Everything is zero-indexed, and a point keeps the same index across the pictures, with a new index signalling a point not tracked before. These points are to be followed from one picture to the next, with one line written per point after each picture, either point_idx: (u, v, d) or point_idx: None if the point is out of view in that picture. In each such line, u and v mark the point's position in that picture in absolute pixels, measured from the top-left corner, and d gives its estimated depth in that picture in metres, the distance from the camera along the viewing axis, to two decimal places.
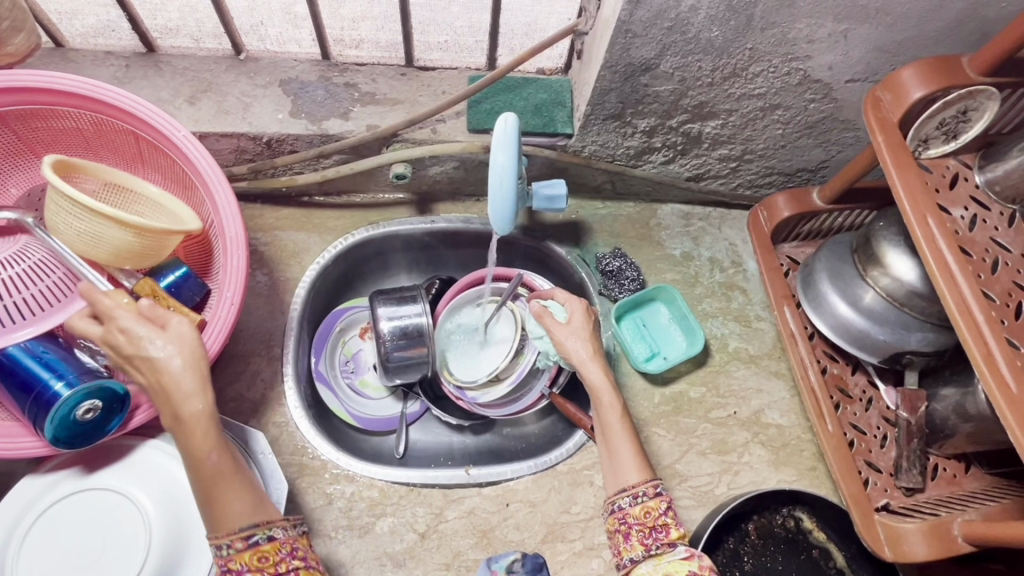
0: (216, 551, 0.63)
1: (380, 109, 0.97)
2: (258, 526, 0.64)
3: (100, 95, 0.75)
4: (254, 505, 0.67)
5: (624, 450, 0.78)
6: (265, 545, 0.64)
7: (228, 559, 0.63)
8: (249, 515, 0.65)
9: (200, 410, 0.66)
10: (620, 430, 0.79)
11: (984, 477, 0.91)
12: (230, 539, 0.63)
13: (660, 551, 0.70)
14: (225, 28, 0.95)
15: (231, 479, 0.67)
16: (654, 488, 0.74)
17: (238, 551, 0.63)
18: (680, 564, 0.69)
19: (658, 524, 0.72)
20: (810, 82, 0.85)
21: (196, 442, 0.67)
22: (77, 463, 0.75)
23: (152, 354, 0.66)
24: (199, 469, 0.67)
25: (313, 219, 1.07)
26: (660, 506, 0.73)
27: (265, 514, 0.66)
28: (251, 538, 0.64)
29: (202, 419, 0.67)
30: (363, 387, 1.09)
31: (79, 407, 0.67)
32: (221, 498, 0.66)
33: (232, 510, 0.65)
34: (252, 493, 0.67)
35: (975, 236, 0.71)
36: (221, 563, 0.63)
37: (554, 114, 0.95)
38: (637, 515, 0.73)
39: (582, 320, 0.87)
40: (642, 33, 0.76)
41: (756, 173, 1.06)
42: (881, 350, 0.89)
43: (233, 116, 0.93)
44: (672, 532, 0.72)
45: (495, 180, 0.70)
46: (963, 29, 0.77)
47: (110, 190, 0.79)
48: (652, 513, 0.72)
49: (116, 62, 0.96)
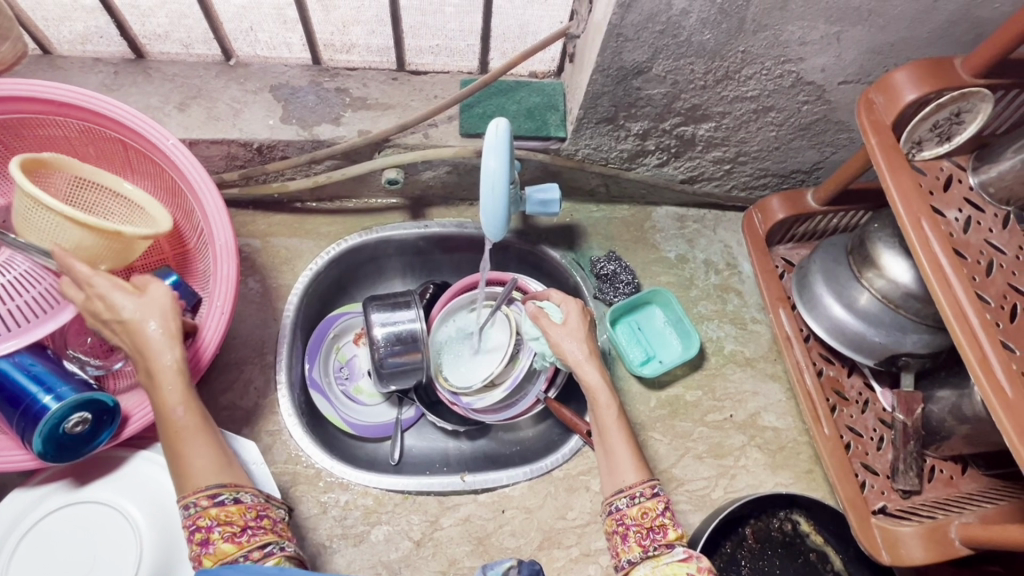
0: (183, 510, 0.63)
1: (372, 114, 0.96)
2: (224, 487, 0.65)
3: (90, 104, 0.75)
4: (220, 466, 0.67)
5: (620, 451, 0.78)
6: (231, 506, 0.64)
7: (196, 517, 0.63)
8: (214, 474, 0.66)
9: (170, 365, 0.68)
10: (617, 431, 0.79)
11: (981, 478, 0.91)
12: (196, 497, 0.64)
13: (658, 552, 0.70)
14: (214, 34, 0.95)
15: (198, 437, 0.68)
16: (651, 489, 0.74)
17: (205, 508, 0.63)
18: (679, 567, 0.68)
19: (656, 525, 0.72)
20: (803, 84, 0.85)
21: (165, 396, 0.68)
22: (69, 475, 0.75)
23: (130, 317, 0.68)
24: (168, 424, 0.68)
25: (305, 224, 1.06)
26: (657, 507, 0.72)
27: (229, 474, 0.67)
28: (217, 497, 0.64)
29: (173, 376, 0.69)
30: (358, 394, 1.09)
31: (68, 420, 0.66)
32: (186, 454, 0.67)
33: (198, 468, 0.66)
34: (218, 452, 0.68)
35: (969, 238, 0.71)
36: (189, 521, 0.63)
37: (547, 118, 0.95)
38: (634, 514, 0.73)
39: (579, 323, 0.87)
40: (634, 37, 0.76)
41: (750, 175, 1.06)
42: (877, 352, 0.89)
43: (223, 122, 0.92)
44: (670, 533, 0.71)
45: (486, 186, 0.69)
46: (956, 30, 0.76)
47: (82, 186, 0.77)
48: (649, 514, 0.72)
49: (106, 68, 0.95)
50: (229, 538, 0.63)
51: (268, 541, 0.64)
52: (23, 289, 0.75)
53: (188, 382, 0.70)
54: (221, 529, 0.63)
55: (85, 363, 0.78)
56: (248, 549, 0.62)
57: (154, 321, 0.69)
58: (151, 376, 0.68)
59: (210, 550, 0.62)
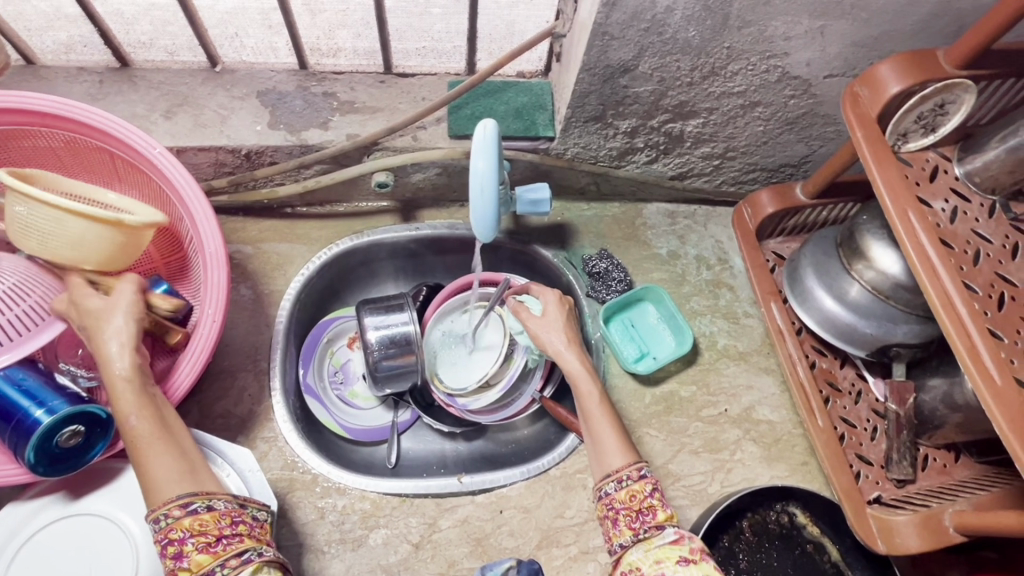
0: (153, 524, 0.62)
1: (360, 118, 0.96)
2: (194, 495, 0.64)
3: (87, 118, 0.75)
4: (185, 474, 0.66)
5: (607, 436, 0.78)
6: (205, 514, 0.64)
7: (167, 530, 0.62)
8: (180, 483, 0.65)
9: (122, 373, 0.68)
10: (603, 419, 0.80)
11: (974, 465, 0.91)
12: (167, 508, 0.62)
13: (649, 534, 0.69)
14: (199, 41, 0.94)
15: (157, 444, 0.66)
16: (638, 471, 0.74)
17: (177, 519, 0.62)
18: (671, 549, 0.67)
19: (644, 507, 0.71)
20: (788, 79, 0.85)
21: (121, 406, 0.68)
22: (63, 487, 0.74)
23: (94, 318, 0.70)
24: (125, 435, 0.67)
25: (297, 229, 1.06)
26: (645, 489, 0.72)
27: (195, 481, 0.66)
28: (190, 506, 0.63)
29: (128, 384, 0.68)
30: (353, 398, 1.09)
31: (62, 433, 0.66)
32: (146, 463, 0.65)
33: (161, 477, 0.65)
34: (182, 460, 0.67)
35: (956, 228, 0.72)
36: (160, 535, 0.61)
37: (535, 117, 0.95)
38: (623, 498, 0.72)
39: (558, 316, 0.89)
40: (619, 35, 0.76)
41: (740, 170, 1.06)
42: (868, 343, 0.90)
43: (210, 129, 0.92)
44: (659, 513, 0.71)
45: (475, 187, 0.69)
46: (939, 22, 0.77)
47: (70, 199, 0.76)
48: (637, 496, 0.72)
49: (90, 77, 0.94)
50: (203, 548, 0.61)
51: (246, 548, 0.63)
52: (19, 298, 0.72)
53: (145, 392, 0.69)
54: (195, 540, 0.62)
55: (76, 375, 0.77)
56: (225, 558, 0.61)
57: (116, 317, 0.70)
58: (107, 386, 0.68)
59: (184, 564, 0.60)
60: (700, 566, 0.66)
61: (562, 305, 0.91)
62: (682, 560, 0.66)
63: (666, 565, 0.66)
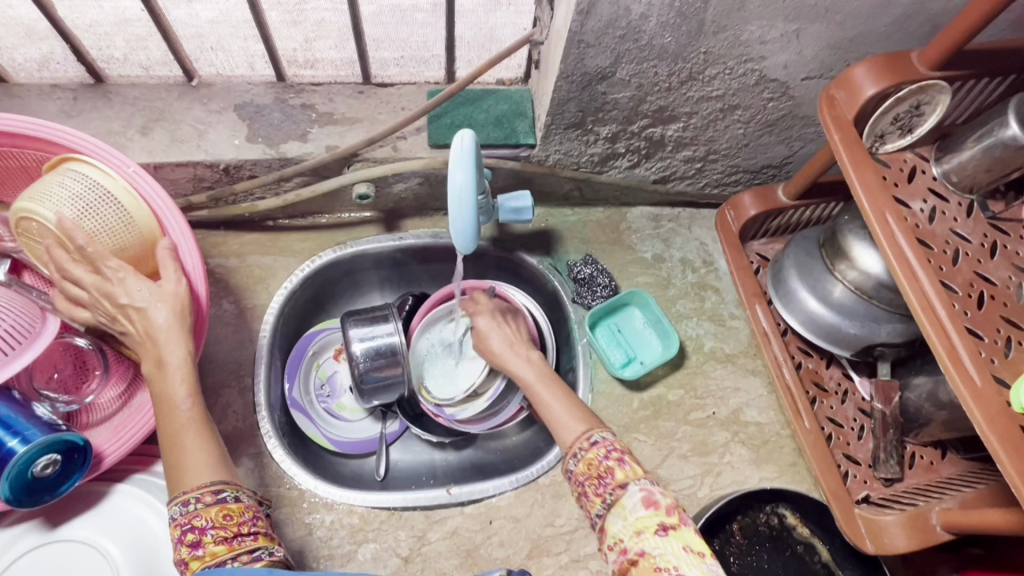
0: (183, 506, 0.62)
1: (339, 129, 0.96)
2: (226, 484, 0.65)
3: (66, 139, 0.74)
4: (216, 463, 0.67)
5: (563, 413, 0.79)
6: (231, 504, 0.64)
7: (192, 516, 0.62)
8: (211, 471, 0.66)
9: (181, 357, 0.70)
10: (556, 401, 0.81)
11: (961, 462, 0.91)
12: (200, 492, 0.63)
13: (615, 497, 0.68)
14: (174, 55, 0.93)
15: (199, 432, 0.68)
16: (588, 441, 0.73)
17: (205, 505, 0.63)
18: (648, 518, 0.66)
19: (603, 472, 0.70)
20: (766, 82, 0.85)
21: (170, 389, 0.69)
22: (41, 514, 0.73)
23: (144, 300, 0.69)
24: (174, 417, 0.68)
25: (279, 242, 1.05)
26: (599, 454, 0.72)
27: (227, 472, 0.67)
28: (221, 495, 0.64)
29: (181, 369, 0.70)
30: (340, 411, 1.08)
31: (35, 464, 0.65)
32: (184, 449, 0.67)
33: (194, 465, 0.66)
34: (216, 450, 0.68)
35: (935, 228, 0.72)
36: (184, 520, 0.62)
37: (515, 125, 0.95)
38: (583, 470, 0.72)
39: (496, 326, 0.94)
40: (595, 43, 0.76)
41: (723, 172, 1.06)
42: (852, 343, 0.90)
43: (188, 144, 0.91)
44: (618, 474, 0.70)
45: (454, 200, 0.69)
46: (912, 23, 0.77)
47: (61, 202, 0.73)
48: (594, 464, 0.71)
49: (63, 94, 0.93)
50: (221, 540, 0.62)
51: (257, 546, 0.63)
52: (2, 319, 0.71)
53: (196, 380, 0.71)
54: (218, 528, 0.62)
55: (54, 400, 0.76)
56: (237, 553, 0.61)
57: (167, 306, 0.70)
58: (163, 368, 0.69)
59: (200, 553, 0.61)
60: (679, 535, 0.64)
61: (499, 319, 0.96)
62: (661, 529, 0.65)
63: (646, 538, 0.64)
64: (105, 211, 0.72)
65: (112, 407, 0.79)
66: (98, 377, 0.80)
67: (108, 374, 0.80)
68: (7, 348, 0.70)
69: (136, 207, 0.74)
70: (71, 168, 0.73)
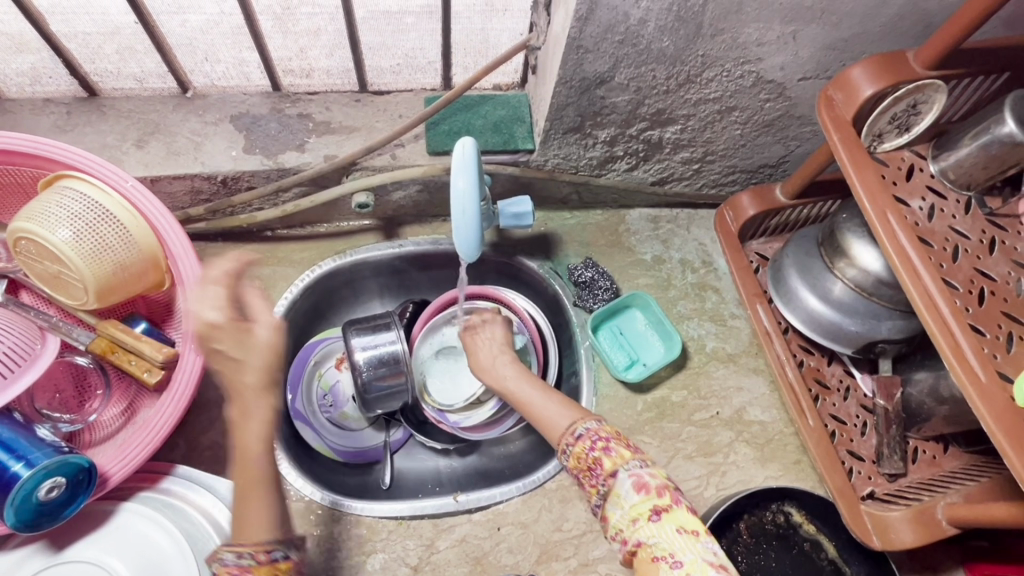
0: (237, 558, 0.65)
1: (337, 138, 0.95)
2: (278, 543, 0.68)
3: (63, 156, 0.74)
4: (274, 523, 0.70)
5: (550, 406, 0.80)
6: (280, 564, 0.66)
7: (245, 570, 0.64)
8: (269, 529, 0.69)
9: (265, 413, 0.73)
10: (538, 392, 0.83)
11: (963, 455, 0.92)
12: (254, 549, 0.66)
13: (608, 486, 0.69)
14: (169, 67, 0.92)
15: (264, 490, 0.71)
16: (573, 434, 0.73)
17: (257, 563, 0.65)
18: (640, 505, 0.66)
19: (592, 464, 0.71)
20: (763, 83, 0.86)
21: (248, 442, 0.72)
22: (44, 537, 0.73)
23: (244, 353, 0.72)
24: (248, 470, 0.72)
25: (278, 253, 1.04)
26: (584, 447, 0.72)
27: (280, 529, 0.70)
28: (273, 554, 0.66)
29: (263, 424, 0.73)
30: (345, 420, 1.07)
31: (41, 487, 0.64)
32: (250, 505, 0.70)
33: (254, 521, 0.69)
34: (277, 511, 0.71)
35: (934, 225, 0.73)
36: (238, 572, 0.64)
37: (514, 130, 0.95)
38: (574, 465, 0.73)
39: (486, 324, 0.97)
40: (594, 49, 0.76)
41: (719, 172, 1.07)
42: (854, 341, 0.90)
43: (184, 157, 0.91)
44: (607, 463, 0.70)
45: (457, 207, 0.68)
46: (906, 22, 0.77)
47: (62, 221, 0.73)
48: (582, 457, 0.72)
49: (57, 109, 0.93)
50: None
51: None
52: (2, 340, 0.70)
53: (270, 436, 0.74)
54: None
55: (57, 420, 0.76)
56: None
57: (264, 364, 0.72)
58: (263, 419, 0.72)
59: None
60: (671, 517, 0.65)
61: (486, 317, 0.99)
62: (654, 514, 0.65)
63: (641, 527, 0.65)
64: (104, 228, 0.72)
65: (115, 424, 0.79)
66: (100, 396, 0.80)
67: (110, 393, 0.80)
68: (7, 370, 0.69)
69: (134, 222, 0.73)
70: (67, 186, 0.72)
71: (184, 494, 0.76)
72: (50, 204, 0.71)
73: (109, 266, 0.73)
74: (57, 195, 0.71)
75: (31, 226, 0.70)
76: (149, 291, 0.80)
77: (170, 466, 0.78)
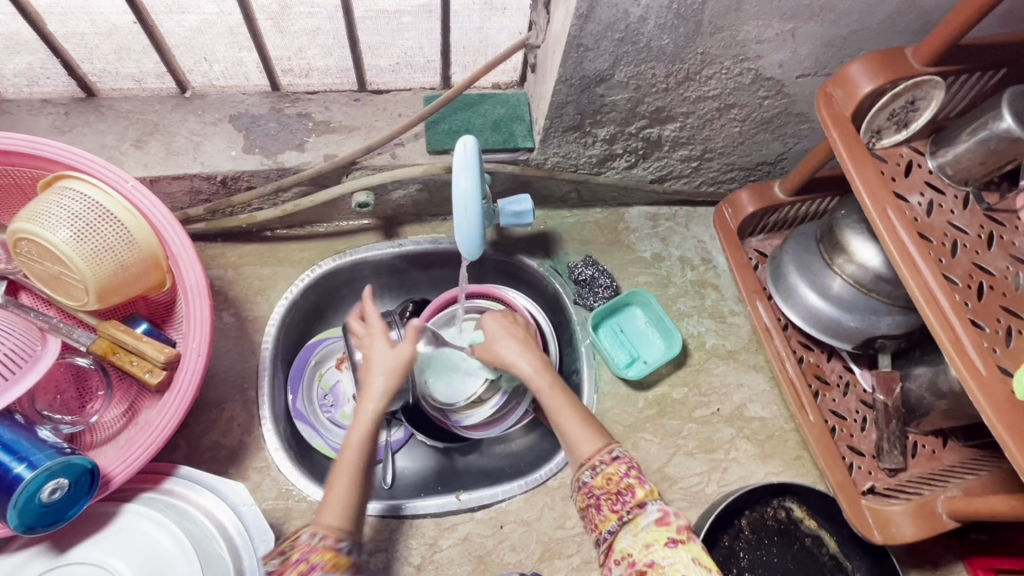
0: (307, 537, 0.67)
1: (336, 138, 0.95)
2: (348, 535, 0.70)
3: (63, 156, 0.73)
4: (349, 512, 0.71)
5: (573, 428, 0.78)
6: (342, 557, 0.67)
7: (311, 551, 0.67)
8: (343, 518, 0.71)
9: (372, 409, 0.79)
10: (563, 407, 0.80)
11: (962, 449, 0.93)
12: (322, 533, 0.68)
13: (633, 514, 0.68)
14: (167, 67, 0.92)
15: (347, 480, 0.73)
16: (610, 455, 0.74)
17: (323, 546, 0.67)
18: (658, 531, 0.65)
19: (623, 489, 0.70)
20: (762, 81, 0.86)
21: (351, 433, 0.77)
22: (47, 539, 0.72)
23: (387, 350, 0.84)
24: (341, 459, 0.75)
25: (277, 253, 1.04)
26: (619, 471, 0.72)
27: (354, 520, 0.72)
28: (341, 543, 0.68)
29: (364, 421, 0.78)
30: (344, 420, 1.05)
31: (43, 489, 0.64)
32: (332, 490, 0.73)
33: (333, 506, 0.71)
34: (358, 501, 0.73)
35: (933, 221, 0.73)
36: (304, 551, 0.66)
37: (513, 129, 0.95)
38: (601, 484, 0.72)
39: (501, 330, 0.90)
40: (594, 47, 0.76)
41: (718, 170, 1.07)
42: (854, 336, 0.91)
43: (184, 157, 0.90)
44: (638, 492, 0.69)
45: (459, 205, 0.69)
46: (904, 19, 0.78)
47: None
48: (613, 479, 0.71)
49: (55, 110, 0.92)
50: None
51: None
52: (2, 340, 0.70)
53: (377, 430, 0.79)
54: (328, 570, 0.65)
55: (58, 422, 0.76)
56: None
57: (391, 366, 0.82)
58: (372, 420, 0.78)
59: None
60: (688, 547, 0.64)
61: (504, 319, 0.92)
62: (670, 542, 0.64)
63: (655, 549, 0.64)
64: (104, 228, 0.71)
65: (116, 425, 0.78)
66: (102, 397, 0.80)
67: (112, 394, 0.80)
68: (7, 372, 0.69)
69: (134, 222, 0.73)
70: (67, 186, 0.72)
71: (187, 494, 0.75)
72: (51, 204, 0.71)
73: (110, 267, 0.72)
74: (57, 195, 0.71)
75: (31, 227, 0.70)
76: (150, 292, 0.80)
77: (172, 466, 0.77)
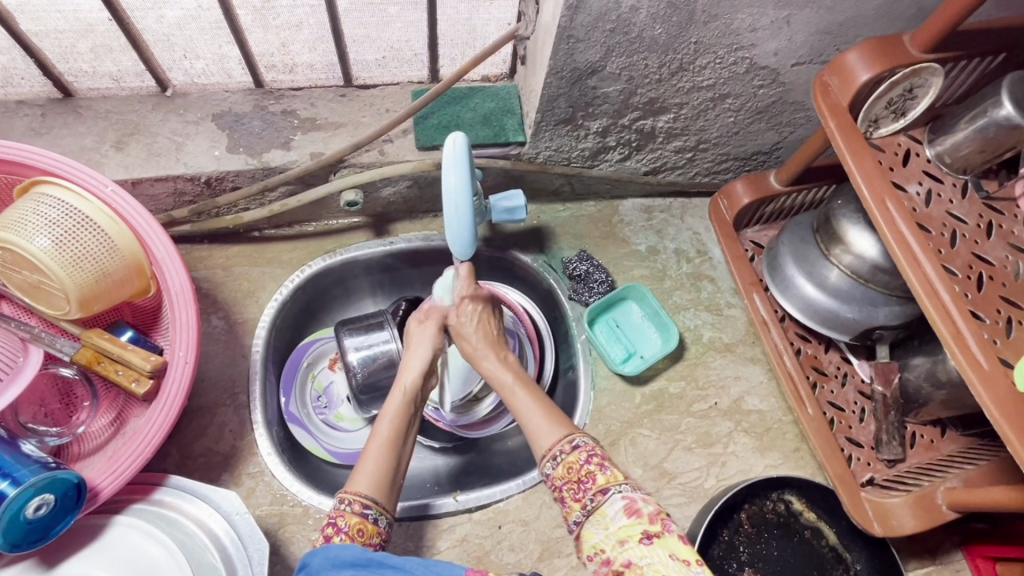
0: (338, 503, 0.69)
1: (322, 135, 0.93)
2: (375, 504, 0.69)
3: (38, 161, 0.71)
4: (380, 480, 0.71)
5: (538, 417, 0.74)
6: (368, 524, 0.68)
7: (343, 514, 0.68)
8: (373, 486, 0.70)
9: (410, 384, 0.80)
10: (533, 407, 0.76)
11: (960, 438, 0.92)
12: (349, 500, 0.68)
13: (596, 503, 0.65)
14: (146, 65, 0.90)
15: (378, 449, 0.73)
16: (570, 443, 0.70)
17: (353, 512, 0.68)
18: (631, 526, 0.62)
19: (584, 476, 0.67)
20: (757, 69, 0.84)
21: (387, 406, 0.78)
22: (36, 553, 0.71)
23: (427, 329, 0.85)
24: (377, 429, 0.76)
25: (265, 253, 1.02)
26: (580, 458, 0.68)
27: (385, 493, 0.71)
28: (367, 511, 0.68)
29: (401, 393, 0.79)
30: (339, 421, 1.05)
31: (29, 505, 0.63)
32: (363, 461, 0.73)
33: (363, 475, 0.71)
34: (389, 472, 0.72)
35: (932, 211, 0.72)
36: (333, 515, 0.68)
37: (504, 122, 0.93)
38: (562, 475, 0.69)
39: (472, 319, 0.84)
40: (585, 38, 0.74)
41: (712, 161, 1.06)
42: (852, 327, 0.90)
43: (165, 157, 0.88)
44: (600, 478, 0.67)
45: (449, 205, 0.67)
46: (900, 6, 0.76)
47: None
48: (574, 467, 0.68)
49: (30, 111, 0.89)
50: None
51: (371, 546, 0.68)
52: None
53: (413, 406, 0.79)
54: (350, 537, 0.66)
55: (43, 434, 0.74)
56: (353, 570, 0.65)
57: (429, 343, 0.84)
58: (403, 392, 0.79)
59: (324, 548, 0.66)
60: (664, 542, 0.60)
61: (486, 331, 0.85)
62: (644, 537, 0.61)
63: (630, 547, 0.60)
64: (85, 234, 0.70)
65: (104, 435, 0.77)
66: (87, 409, 0.78)
67: (98, 404, 0.78)
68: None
69: (116, 229, 0.71)
70: (45, 193, 0.70)
71: (177, 504, 0.73)
72: (29, 211, 0.69)
73: (92, 275, 0.70)
74: (36, 202, 0.69)
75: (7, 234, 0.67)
76: (134, 299, 0.78)
77: (163, 477, 0.75)
